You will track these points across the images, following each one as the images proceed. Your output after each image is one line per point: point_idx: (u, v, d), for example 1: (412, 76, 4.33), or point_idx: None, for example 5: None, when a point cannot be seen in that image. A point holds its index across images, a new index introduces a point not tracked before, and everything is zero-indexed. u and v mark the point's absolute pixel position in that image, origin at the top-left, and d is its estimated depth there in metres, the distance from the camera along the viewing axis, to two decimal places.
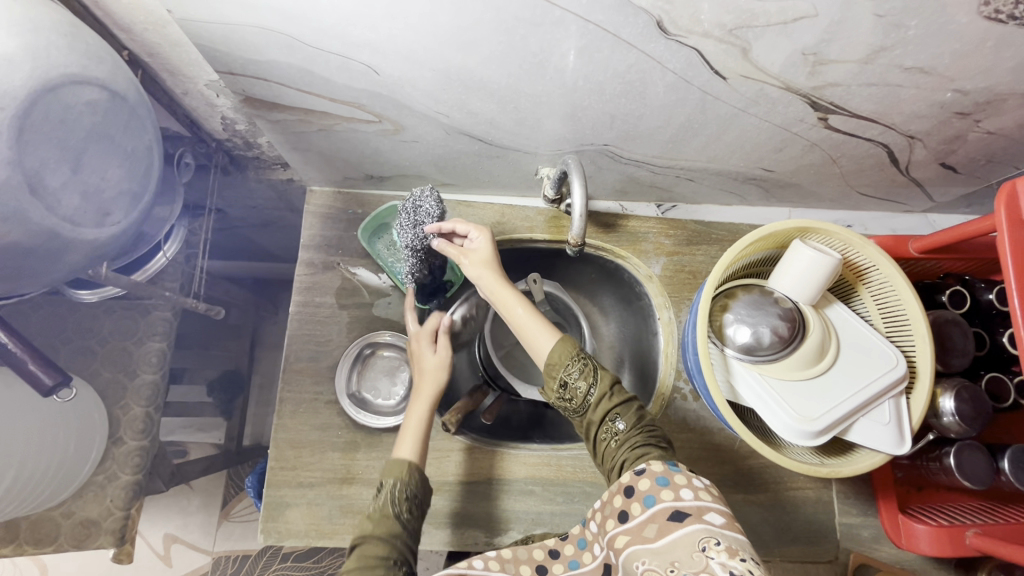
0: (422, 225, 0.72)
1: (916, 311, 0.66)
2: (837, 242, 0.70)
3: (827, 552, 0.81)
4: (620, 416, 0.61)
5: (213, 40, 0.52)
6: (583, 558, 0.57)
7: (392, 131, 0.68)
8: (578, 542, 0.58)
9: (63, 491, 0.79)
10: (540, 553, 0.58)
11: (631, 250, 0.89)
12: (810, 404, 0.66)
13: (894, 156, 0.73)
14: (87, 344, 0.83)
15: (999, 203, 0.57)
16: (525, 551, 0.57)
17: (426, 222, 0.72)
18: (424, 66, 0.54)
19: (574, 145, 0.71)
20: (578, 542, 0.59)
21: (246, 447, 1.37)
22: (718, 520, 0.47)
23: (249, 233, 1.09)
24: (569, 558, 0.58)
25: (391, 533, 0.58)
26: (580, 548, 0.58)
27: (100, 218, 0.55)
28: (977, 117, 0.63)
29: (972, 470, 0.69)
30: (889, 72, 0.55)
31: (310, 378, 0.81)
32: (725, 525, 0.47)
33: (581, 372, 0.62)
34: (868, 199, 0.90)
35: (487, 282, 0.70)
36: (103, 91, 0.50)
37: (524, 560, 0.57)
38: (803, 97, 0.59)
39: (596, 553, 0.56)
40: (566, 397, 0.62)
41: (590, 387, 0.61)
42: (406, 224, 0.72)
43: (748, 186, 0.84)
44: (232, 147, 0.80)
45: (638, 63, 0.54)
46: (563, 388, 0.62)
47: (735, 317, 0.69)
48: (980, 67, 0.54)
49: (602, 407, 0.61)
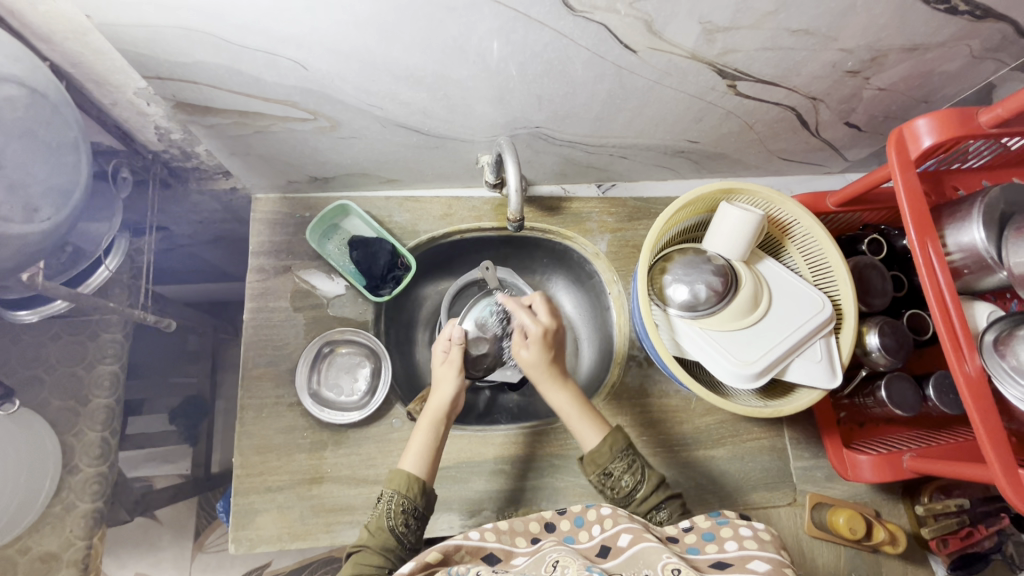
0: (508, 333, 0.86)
1: (835, 256, 0.71)
2: (761, 201, 0.75)
3: (786, 496, 0.85)
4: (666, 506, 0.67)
5: (137, 44, 0.53)
6: (578, 535, 0.60)
7: (329, 128, 0.70)
8: (575, 520, 0.61)
9: (16, 527, 0.77)
10: (536, 525, 0.61)
11: (577, 230, 0.93)
12: (749, 350, 0.71)
13: (803, 118, 0.80)
14: (32, 373, 0.81)
15: (889, 148, 0.62)
16: (521, 524, 0.61)
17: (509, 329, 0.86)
18: (351, 58, 0.56)
19: (508, 128, 0.75)
20: (575, 519, 0.61)
21: (215, 473, 1.32)
22: (762, 565, 0.51)
23: (199, 252, 1.07)
24: (564, 533, 0.61)
25: (385, 546, 0.63)
26: (576, 526, 0.61)
27: (30, 213, 0.54)
28: (867, 74, 0.70)
29: (901, 400, 0.74)
30: (780, 36, 0.60)
31: (271, 383, 0.81)
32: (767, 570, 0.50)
33: (627, 468, 0.68)
34: (790, 164, 0.97)
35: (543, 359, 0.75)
36: (21, 88, 0.50)
37: (519, 532, 0.61)
38: (709, 65, 0.64)
39: (592, 535, 0.59)
40: (609, 486, 0.68)
41: (636, 483, 0.67)
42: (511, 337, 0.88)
43: (678, 159, 0.90)
44: (171, 158, 0.80)
45: (555, 42, 0.58)
46: (607, 477, 0.68)
47: (673, 278, 0.73)
48: (855, 26, 0.60)
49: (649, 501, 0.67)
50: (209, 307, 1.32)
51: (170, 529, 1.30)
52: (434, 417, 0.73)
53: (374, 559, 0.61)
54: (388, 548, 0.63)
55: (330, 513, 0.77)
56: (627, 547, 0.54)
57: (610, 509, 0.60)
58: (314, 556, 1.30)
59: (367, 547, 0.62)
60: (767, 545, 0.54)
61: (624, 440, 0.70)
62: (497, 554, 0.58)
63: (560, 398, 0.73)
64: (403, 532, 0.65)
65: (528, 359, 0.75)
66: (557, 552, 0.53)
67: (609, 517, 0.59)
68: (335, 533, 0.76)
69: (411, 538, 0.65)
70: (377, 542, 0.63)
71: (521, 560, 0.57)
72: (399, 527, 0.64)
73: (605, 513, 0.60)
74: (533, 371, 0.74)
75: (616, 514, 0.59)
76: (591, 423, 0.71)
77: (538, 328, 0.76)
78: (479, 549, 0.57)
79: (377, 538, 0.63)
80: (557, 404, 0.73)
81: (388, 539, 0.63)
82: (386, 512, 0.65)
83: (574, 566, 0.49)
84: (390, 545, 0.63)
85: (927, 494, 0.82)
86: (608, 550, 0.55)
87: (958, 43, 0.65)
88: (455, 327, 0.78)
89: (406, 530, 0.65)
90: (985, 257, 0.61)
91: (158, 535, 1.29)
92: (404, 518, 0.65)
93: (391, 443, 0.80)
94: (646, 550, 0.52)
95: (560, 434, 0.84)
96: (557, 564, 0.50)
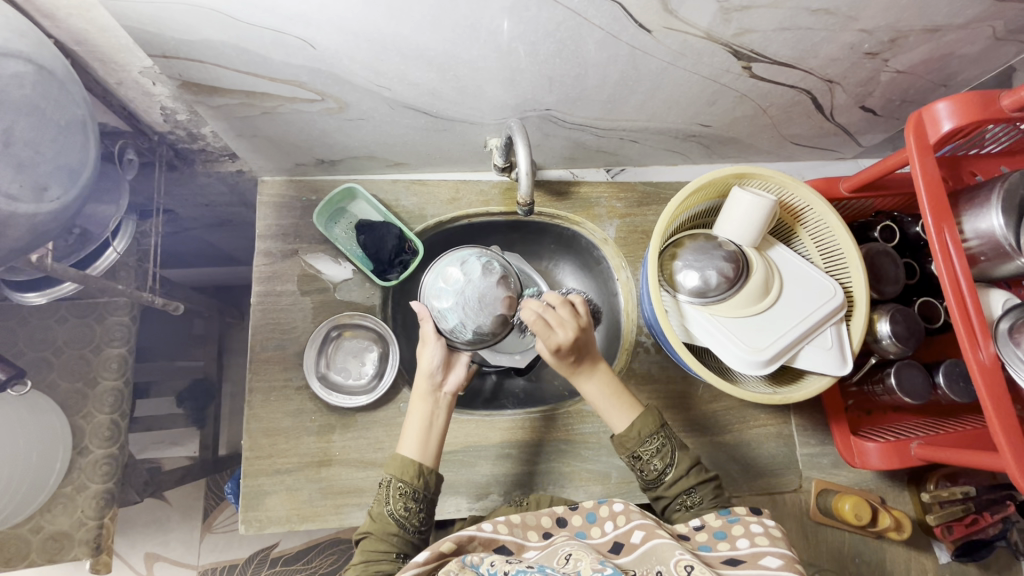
0: (468, 305, 0.76)
1: (848, 241, 0.70)
2: (774, 185, 0.74)
3: (792, 482, 0.85)
4: (698, 490, 0.66)
5: (142, 20, 0.52)
6: (591, 530, 0.61)
7: (337, 109, 0.69)
8: (587, 515, 0.62)
9: (28, 507, 0.78)
10: (548, 520, 0.62)
11: (585, 215, 0.91)
12: (759, 337, 0.70)
13: (819, 102, 0.78)
14: (42, 355, 0.81)
15: (908, 132, 0.60)
16: (533, 518, 0.61)
17: (469, 302, 0.76)
18: (358, 36, 0.55)
19: (517, 111, 0.74)
20: (587, 515, 0.62)
21: (223, 455, 1.33)
22: (775, 562, 0.51)
23: (204, 235, 1.07)
24: (576, 528, 0.61)
25: (388, 531, 0.65)
26: (589, 521, 0.61)
27: (38, 193, 0.54)
28: (885, 56, 0.68)
29: (911, 387, 0.74)
30: (799, 15, 0.59)
31: (279, 366, 0.81)
32: (780, 567, 0.50)
33: (657, 450, 0.68)
34: (802, 149, 0.95)
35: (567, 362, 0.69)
36: (28, 64, 0.49)
37: (531, 526, 0.61)
38: (725, 46, 0.63)
39: (605, 530, 0.60)
40: (640, 469, 0.68)
41: (665, 467, 0.67)
42: (472, 307, 0.76)
43: (689, 143, 0.88)
44: (176, 140, 0.79)
45: (568, 20, 0.56)
46: (636, 460, 0.68)
47: (683, 264, 0.73)
48: (877, 5, 0.59)
49: (677, 486, 0.66)
50: (214, 292, 1.32)
51: (179, 510, 1.31)
52: (424, 395, 0.72)
53: (380, 545, 0.64)
54: (390, 531, 0.65)
55: (338, 495, 0.77)
56: (641, 543, 0.55)
57: (623, 504, 0.60)
58: (321, 537, 1.31)
59: (372, 533, 0.65)
60: (778, 540, 0.54)
61: (654, 422, 0.69)
62: (509, 546, 0.59)
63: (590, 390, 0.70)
64: (404, 515, 0.66)
65: (551, 361, 0.69)
66: (569, 547, 0.54)
67: (621, 514, 0.60)
68: (343, 515, 0.77)
69: (415, 520, 0.66)
70: (379, 527, 0.65)
71: (533, 554, 0.58)
72: (398, 510, 0.66)
73: (618, 508, 0.60)
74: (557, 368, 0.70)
75: (629, 509, 0.60)
76: (624, 406, 0.70)
77: (567, 336, 0.66)
78: (492, 540, 0.59)
79: (380, 523, 0.65)
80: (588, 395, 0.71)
81: (390, 523, 0.65)
82: (386, 497, 0.66)
83: (586, 561, 0.50)
84: (392, 529, 0.65)
85: (932, 481, 0.82)
86: (622, 545, 0.57)
87: (981, 24, 0.64)
88: (416, 303, 0.74)
89: (406, 513, 0.66)
90: (1003, 244, 0.60)
91: (167, 515, 1.30)
92: (404, 501, 0.66)
93: (398, 427, 0.81)
94: (659, 546, 0.53)
95: (567, 420, 0.84)
96: (571, 556, 0.51)
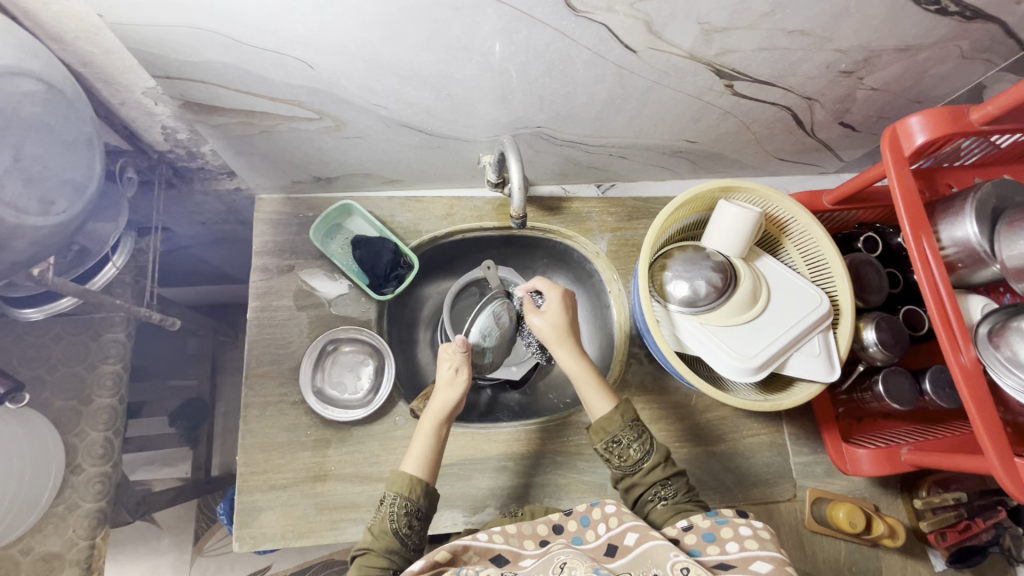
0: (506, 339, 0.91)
1: (832, 251, 0.72)
2: (758, 199, 0.76)
3: (787, 491, 0.85)
4: (671, 484, 0.67)
5: (149, 44, 0.54)
6: (586, 535, 0.61)
7: (334, 127, 0.71)
8: (581, 519, 0.62)
9: (18, 528, 0.77)
10: (544, 529, 0.63)
11: (577, 230, 0.93)
12: (748, 345, 0.72)
13: (799, 118, 0.81)
14: (36, 372, 0.81)
15: (883, 146, 0.63)
16: (528, 527, 0.62)
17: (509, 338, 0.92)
18: (356, 57, 0.57)
19: (510, 128, 0.76)
20: (581, 519, 0.63)
21: (215, 476, 1.32)
22: (764, 566, 0.51)
23: (200, 253, 1.07)
24: (572, 534, 0.62)
25: (390, 549, 0.64)
26: (583, 526, 0.62)
27: (45, 207, 0.55)
28: (860, 74, 0.71)
29: (898, 393, 0.75)
30: (776, 36, 0.62)
31: (275, 381, 0.81)
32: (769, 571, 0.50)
33: (637, 438, 0.68)
34: (786, 164, 0.98)
35: (560, 326, 0.75)
36: (39, 84, 0.51)
37: (527, 536, 0.62)
38: (707, 65, 0.65)
39: (599, 532, 0.60)
40: (618, 455, 0.68)
41: (646, 453, 0.67)
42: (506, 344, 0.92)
43: (676, 159, 0.91)
44: (176, 159, 0.81)
45: (557, 42, 0.59)
46: (615, 443, 0.68)
47: (673, 274, 0.75)
48: (850, 27, 0.62)
49: (655, 474, 0.66)
50: (209, 310, 1.32)
51: (169, 533, 1.29)
52: (437, 418, 0.72)
53: (378, 561, 0.63)
54: (392, 549, 0.64)
55: (334, 510, 0.77)
56: (634, 546, 0.55)
57: (614, 505, 0.61)
58: (315, 559, 1.30)
59: (372, 550, 0.64)
60: (767, 544, 0.54)
61: (634, 410, 0.70)
62: (505, 555, 0.59)
63: (571, 364, 0.73)
64: (406, 534, 0.66)
65: (543, 322, 0.76)
66: (564, 555, 0.53)
67: (614, 515, 0.60)
68: (339, 531, 0.77)
69: (414, 539, 0.66)
70: (380, 544, 0.64)
71: (528, 562, 0.58)
72: (402, 528, 0.65)
73: (610, 510, 0.60)
74: (547, 333, 0.75)
75: (621, 510, 0.60)
76: (604, 389, 0.71)
77: (561, 292, 0.77)
78: (488, 549, 0.59)
79: (381, 540, 0.65)
80: (568, 370, 0.73)
81: (393, 541, 0.64)
82: (389, 515, 0.66)
83: (580, 570, 0.49)
84: (394, 546, 0.64)
85: (924, 488, 0.83)
86: (616, 548, 0.57)
87: (949, 43, 0.67)
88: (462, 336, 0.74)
89: (410, 531, 0.66)
90: (979, 251, 0.62)
91: (157, 539, 1.28)
92: (408, 520, 0.66)
93: (394, 440, 0.81)
94: (653, 549, 0.53)
95: (563, 432, 0.85)
96: (565, 565, 0.51)
